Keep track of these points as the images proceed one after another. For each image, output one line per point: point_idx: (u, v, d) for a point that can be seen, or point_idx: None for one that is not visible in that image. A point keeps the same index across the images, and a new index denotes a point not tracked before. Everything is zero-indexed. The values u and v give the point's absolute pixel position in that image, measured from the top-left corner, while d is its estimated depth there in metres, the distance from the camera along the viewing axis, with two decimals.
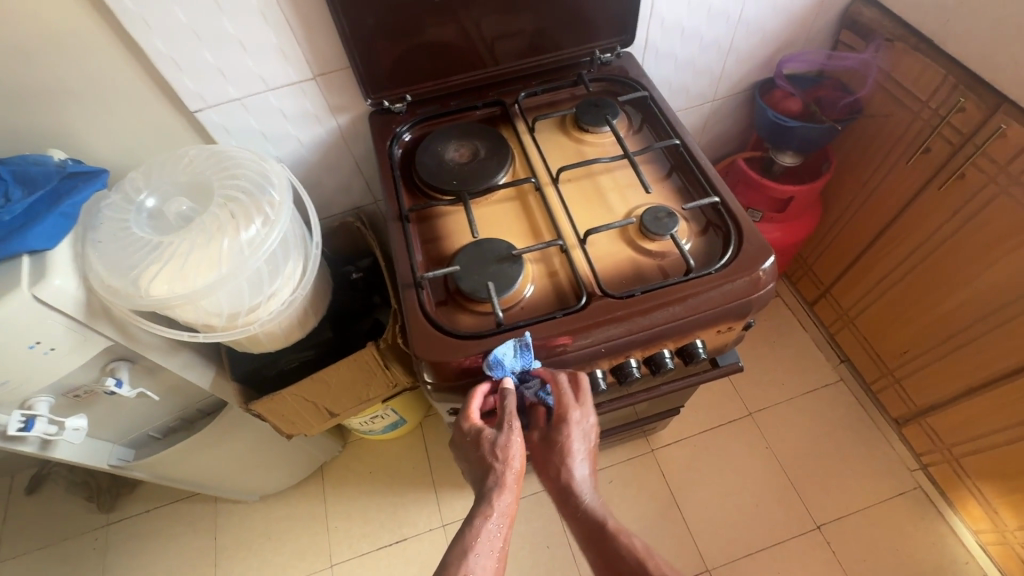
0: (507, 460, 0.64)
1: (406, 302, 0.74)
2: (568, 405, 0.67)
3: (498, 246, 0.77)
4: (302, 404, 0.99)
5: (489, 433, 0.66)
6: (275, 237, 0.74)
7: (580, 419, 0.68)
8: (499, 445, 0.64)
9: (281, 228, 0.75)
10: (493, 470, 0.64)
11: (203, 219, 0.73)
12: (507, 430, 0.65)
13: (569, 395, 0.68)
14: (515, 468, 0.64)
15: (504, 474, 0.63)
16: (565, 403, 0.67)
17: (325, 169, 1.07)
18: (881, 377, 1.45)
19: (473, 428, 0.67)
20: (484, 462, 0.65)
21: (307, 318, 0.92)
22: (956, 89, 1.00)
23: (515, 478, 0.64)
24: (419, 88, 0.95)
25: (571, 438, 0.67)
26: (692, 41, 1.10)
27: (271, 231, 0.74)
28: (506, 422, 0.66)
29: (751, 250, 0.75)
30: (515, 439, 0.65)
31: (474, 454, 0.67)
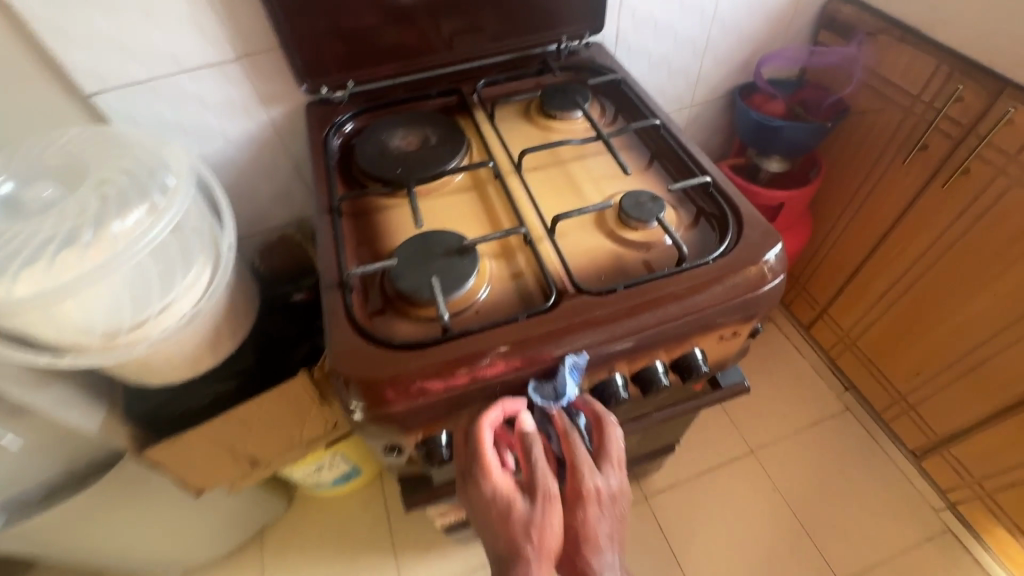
0: (542, 547, 0.47)
1: (328, 307, 0.58)
2: (588, 471, 0.50)
3: (447, 238, 0.63)
4: (214, 450, 0.80)
5: (521, 509, 0.49)
6: (163, 228, 0.59)
7: (608, 487, 0.51)
8: (534, 525, 0.48)
9: (171, 217, 0.59)
10: (523, 559, 0.47)
11: (68, 204, 0.57)
12: (542, 502, 0.48)
13: (587, 460, 0.51)
14: (551, 555, 0.47)
15: (538, 567, 0.46)
16: (583, 470, 0.50)
17: (259, 172, 0.93)
18: (892, 404, 1.31)
19: (499, 494, 0.50)
20: (511, 548, 0.48)
21: (221, 341, 0.76)
22: (952, 77, 0.92)
23: (549, 566, 0.47)
24: (363, 75, 0.83)
25: (595, 514, 0.49)
26: (666, 36, 1.02)
27: (158, 220, 0.59)
28: (539, 489, 0.49)
29: (752, 237, 0.62)
30: (554, 515, 0.48)
31: (496, 531, 0.49)
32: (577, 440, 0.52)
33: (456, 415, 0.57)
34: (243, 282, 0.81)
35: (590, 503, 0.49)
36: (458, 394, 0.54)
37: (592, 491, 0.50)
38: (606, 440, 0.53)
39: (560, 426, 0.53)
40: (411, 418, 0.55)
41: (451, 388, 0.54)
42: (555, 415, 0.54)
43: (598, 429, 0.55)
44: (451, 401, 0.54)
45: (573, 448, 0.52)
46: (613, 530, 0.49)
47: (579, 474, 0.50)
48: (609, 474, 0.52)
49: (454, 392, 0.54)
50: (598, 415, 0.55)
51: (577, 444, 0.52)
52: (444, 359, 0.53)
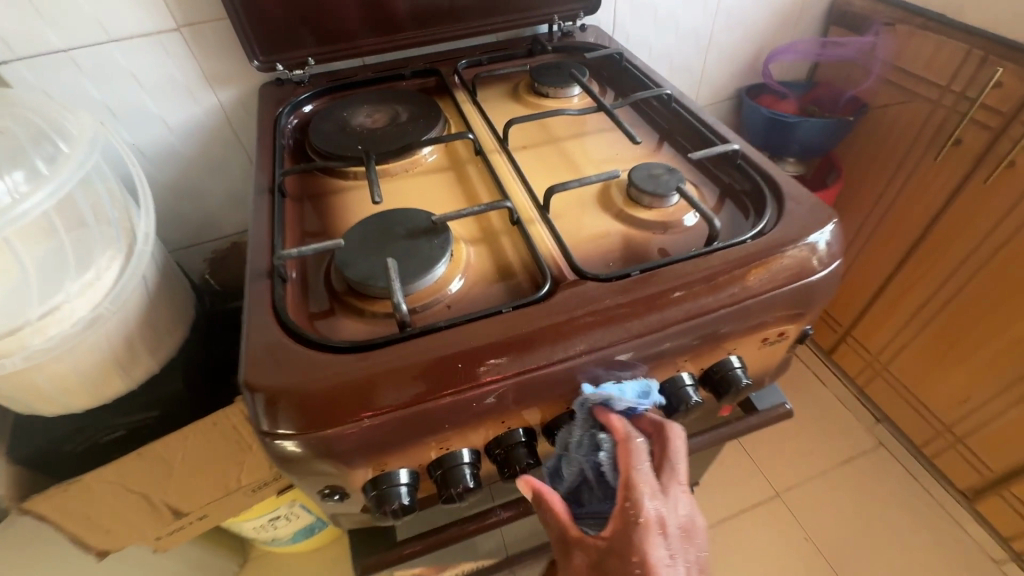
0: None
1: (250, 301, 0.44)
2: (648, 493, 0.39)
3: (414, 216, 0.49)
4: (125, 498, 0.64)
5: None
6: (46, 199, 0.46)
7: (673, 517, 0.39)
8: None
9: (57, 187, 0.47)
10: None
11: None
12: None
13: (648, 478, 0.39)
14: None
15: None
16: (643, 491, 0.38)
17: (207, 167, 0.81)
18: (935, 437, 1.16)
19: None
20: None
21: (136, 358, 0.61)
22: (986, 62, 0.83)
23: None
24: (326, 52, 0.72)
25: (660, 555, 0.37)
26: (668, 28, 0.93)
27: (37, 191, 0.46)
28: None
29: (799, 211, 0.49)
30: None
31: None
32: (641, 450, 0.40)
33: (419, 443, 0.41)
34: (174, 290, 0.67)
35: (653, 537, 0.38)
36: (420, 411, 0.39)
37: (654, 522, 0.38)
38: (672, 454, 0.41)
39: (619, 429, 0.41)
40: (355, 448, 0.39)
41: (410, 401, 0.39)
42: (613, 417, 0.42)
43: (659, 443, 0.42)
44: (411, 421, 0.39)
45: (634, 461, 0.40)
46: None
47: (636, 497, 0.38)
48: (674, 502, 0.40)
49: (415, 409, 0.39)
50: (654, 422, 0.43)
51: (639, 456, 0.40)
52: (402, 364, 0.39)
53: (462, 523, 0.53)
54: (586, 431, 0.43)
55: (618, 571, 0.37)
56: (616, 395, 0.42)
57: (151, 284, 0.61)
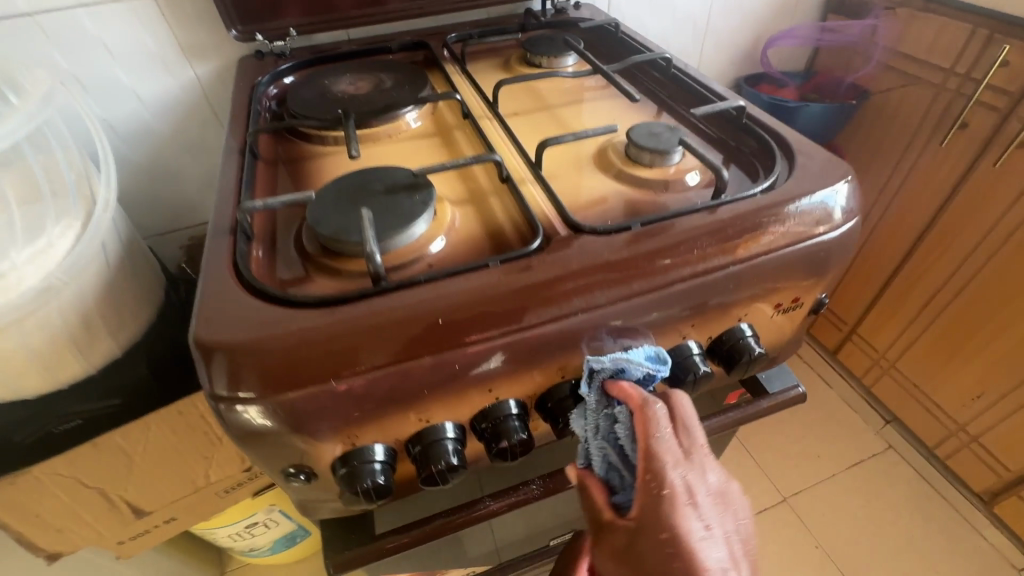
0: None
1: (208, 257, 0.39)
2: (674, 462, 0.36)
3: (395, 172, 0.46)
4: (81, 493, 0.59)
5: None
6: None
7: (701, 484, 0.36)
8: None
9: None
10: None
11: None
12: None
13: (671, 446, 0.37)
14: None
15: None
16: (666, 460, 0.36)
17: (182, 147, 0.77)
18: (948, 438, 1.11)
19: None
20: None
21: (94, 339, 0.56)
22: (992, 41, 0.81)
23: None
24: (308, 23, 0.69)
25: (690, 527, 0.35)
26: (665, 11, 0.90)
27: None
28: None
29: (811, 165, 0.45)
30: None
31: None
32: (661, 417, 0.37)
33: (394, 413, 0.37)
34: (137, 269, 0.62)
35: (681, 507, 0.35)
36: (395, 373, 0.35)
37: (680, 491, 0.36)
38: (693, 420, 0.39)
39: (634, 397, 0.38)
40: (320, 415, 0.35)
41: (382, 361, 0.35)
42: (624, 386, 0.39)
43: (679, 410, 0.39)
44: (384, 385, 0.35)
45: (653, 429, 0.37)
46: (717, 550, 0.35)
47: (660, 467, 0.36)
48: (701, 468, 0.37)
49: (388, 370, 0.35)
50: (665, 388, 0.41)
51: (660, 423, 0.37)
52: (377, 319, 0.35)
53: (449, 514, 0.48)
54: (602, 409, 0.40)
55: (645, 547, 0.35)
56: (629, 361, 0.39)
57: (111, 259, 0.56)
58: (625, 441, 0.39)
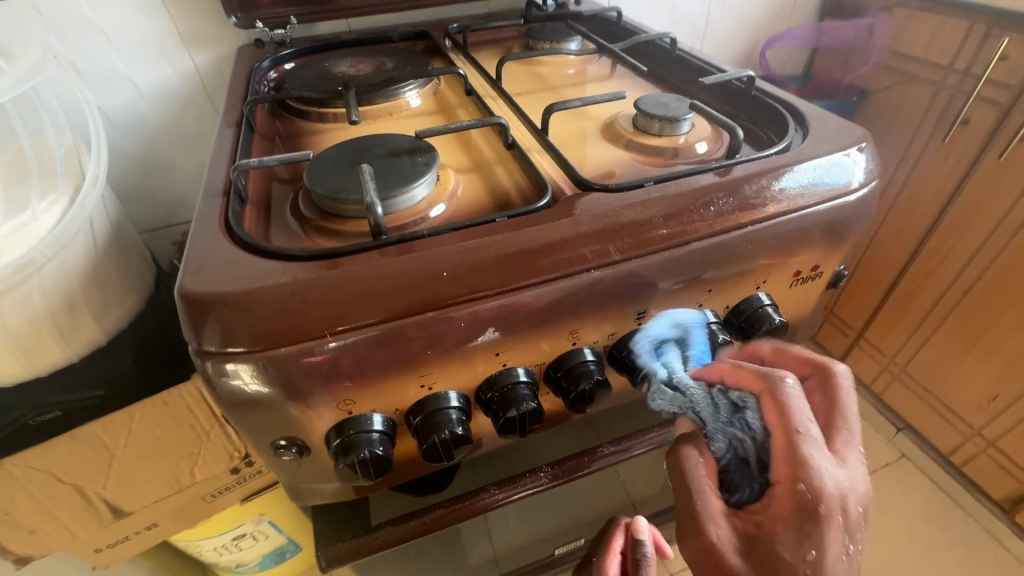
0: None
1: (199, 216, 0.37)
2: (826, 461, 0.28)
3: (397, 138, 0.44)
4: (56, 491, 0.55)
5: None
6: None
7: (850, 489, 0.28)
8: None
9: None
10: None
11: None
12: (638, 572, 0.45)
13: (818, 443, 0.29)
14: None
15: None
16: (817, 461, 0.28)
17: (178, 140, 0.75)
18: (963, 444, 1.08)
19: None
20: None
21: (77, 323, 0.53)
22: (990, 36, 0.81)
23: None
24: (310, 11, 0.69)
25: (835, 543, 0.28)
26: (664, 10, 0.90)
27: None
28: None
29: (825, 129, 0.44)
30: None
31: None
32: (800, 400, 0.30)
33: (393, 376, 0.34)
34: (124, 255, 0.60)
35: (828, 521, 0.28)
36: (396, 329, 0.32)
37: (831, 500, 0.28)
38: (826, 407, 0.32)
39: (761, 379, 0.31)
40: (314, 375, 0.32)
41: (382, 316, 0.32)
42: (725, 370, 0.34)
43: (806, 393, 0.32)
44: (383, 342, 0.33)
45: (795, 421, 0.29)
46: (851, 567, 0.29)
47: (809, 471, 0.28)
48: (850, 472, 0.29)
49: (388, 325, 0.32)
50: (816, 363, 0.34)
51: (802, 415, 0.29)
52: (378, 272, 0.33)
53: (449, 505, 0.45)
54: (718, 391, 0.34)
55: (780, 558, 0.28)
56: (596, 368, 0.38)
57: (97, 239, 0.54)
58: (756, 432, 0.31)
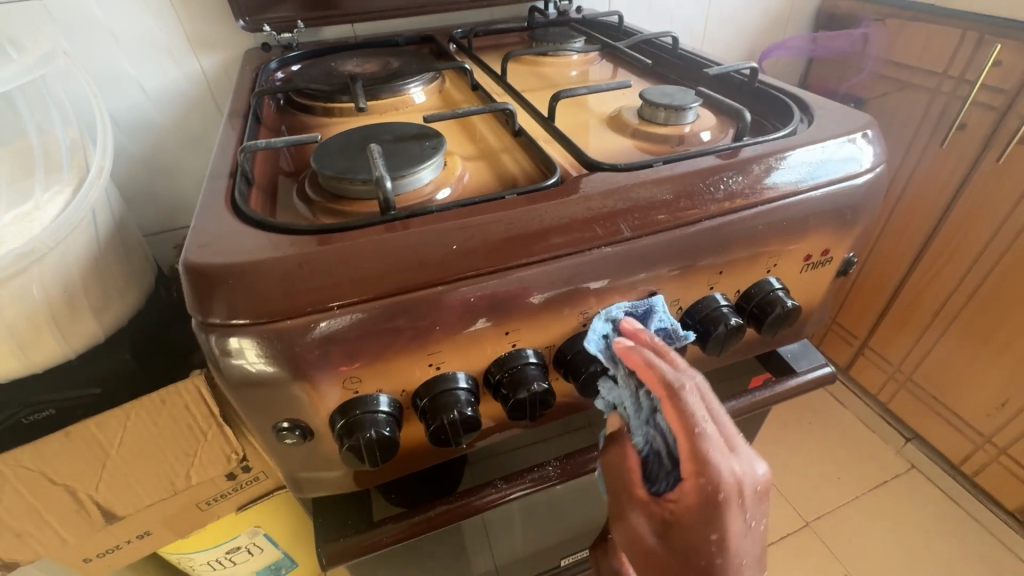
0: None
1: (206, 196, 0.37)
2: (722, 459, 0.27)
3: (404, 125, 0.44)
4: (45, 492, 0.53)
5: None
6: None
7: (749, 477, 0.28)
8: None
9: None
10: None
11: None
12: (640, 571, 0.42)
13: (716, 439, 0.28)
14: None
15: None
16: (714, 459, 0.27)
17: (183, 143, 0.75)
18: (972, 452, 1.06)
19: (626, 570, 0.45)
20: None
21: (76, 318, 0.52)
22: (983, 43, 0.83)
23: None
24: (317, 15, 0.70)
25: (738, 525, 0.28)
26: (662, 20, 0.91)
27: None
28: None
29: (830, 115, 0.45)
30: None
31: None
32: (696, 405, 0.28)
33: (401, 352, 0.33)
34: (125, 251, 0.59)
35: (729, 509, 0.27)
36: (403, 302, 0.32)
37: (730, 492, 0.27)
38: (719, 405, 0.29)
39: (659, 379, 0.29)
40: (319, 349, 0.31)
41: (390, 288, 0.32)
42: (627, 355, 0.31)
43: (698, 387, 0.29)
44: (391, 315, 0.32)
45: (692, 423, 0.28)
46: (754, 540, 0.29)
47: (710, 468, 0.27)
48: (744, 463, 0.28)
49: (396, 299, 0.32)
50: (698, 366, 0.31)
51: (698, 415, 0.28)
52: (385, 245, 0.32)
53: (452, 501, 0.43)
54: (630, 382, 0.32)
55: (691, 546, 0.28)
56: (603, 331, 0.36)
57: (98, 233, 0.53)
58: (665, 429, 0.30)
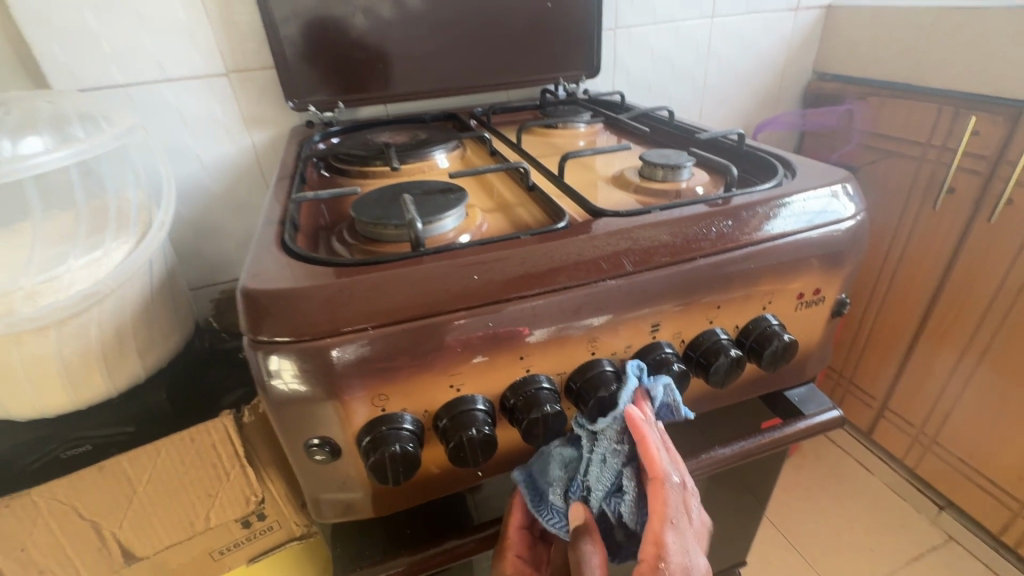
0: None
1: (260, 239, 0.43)
2: (676, 545, 0.36)
3: (431, 183, 0.51)
4: (73, 528, 0.55)
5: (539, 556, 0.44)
6: (66, 155, 0.49)
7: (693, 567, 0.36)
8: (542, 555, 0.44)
9: (77, 148, 0.50)
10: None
11: None
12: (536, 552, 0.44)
13: (677, 530, 0.36)
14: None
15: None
16: (672, 544, 0.36)
17: (230, 206, 0.83)
18: (1011, 521, 1.01)
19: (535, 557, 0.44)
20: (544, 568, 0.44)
21: (125, 355, 0.57)
22: (959, 115, 0.90)
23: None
24: (355, 98, 0.80)
25: None
26: (661, 100, 1.01)
27: (62, 147, 0.49)
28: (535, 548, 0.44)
29: (812, 171, 0.50)
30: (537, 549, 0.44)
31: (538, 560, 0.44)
32: (671, 497, 0.37)
33: (426, 372, 0.37)
34: (172, 299, 0.65)
35: None
36: (430, 326, 0.36)
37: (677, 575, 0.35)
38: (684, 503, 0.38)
39: (657, 464, 0.37)
40: (354, 369, 0.35)
41: (419, 313, 0.36)
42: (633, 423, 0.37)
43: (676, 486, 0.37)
44: (418, 338, 0.36)
45: (667, 511, 0.36)
46: None
47: (667, 552, 0.35)
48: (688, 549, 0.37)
49: (423, 323, 0.36)
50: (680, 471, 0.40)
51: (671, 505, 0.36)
52: (415, 276, 0.37)
53: (446, 543, 0.44)
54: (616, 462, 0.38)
55: None
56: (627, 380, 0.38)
57: (151, 281, 0.59)
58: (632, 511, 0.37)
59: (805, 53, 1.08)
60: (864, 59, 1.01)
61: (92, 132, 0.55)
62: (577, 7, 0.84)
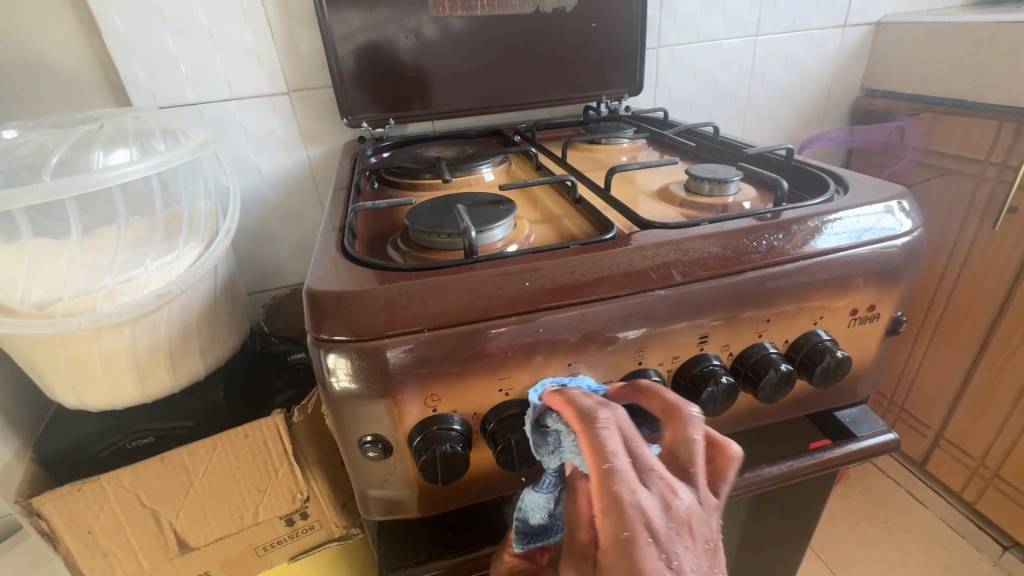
0: None
1: (321, 244, 0.46)
2: (632, 489, 0.28)
3: (481, 195, 0.52)
4: (135, 514, 0.58)
5: None
6: (149, 165, 0.53)
7: (658, 508, 0.28)
8: None
9: (160, 160, 0.54)
10: None
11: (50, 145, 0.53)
12: None
13: (625, 471, 0.28)
14: None
15: None
16: (621, 492, 0.28)
17: (287, 216, 0.88)
18: None
19: None
20: None
21: (189, 353, 0.60)
22: (1020, 133, 0.86)
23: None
24: (405, 115, 0.84)
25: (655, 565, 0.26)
26: (703, 116, 1.01)
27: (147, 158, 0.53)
28: None
29: (866, 187, 0.49)
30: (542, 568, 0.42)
31: None
32: (605, 439, 0.29)
33: (477, 375, 0.38)
34: (232, 303, 0.68)
35: (636, 544, 0.26)
36: (479, 331, 0.37)
37: (638, 524, 0.27)
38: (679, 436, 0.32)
39: (576, 415, 0.31)
40: (408, 369, 0.36)
41: (471, 318, 0.37)
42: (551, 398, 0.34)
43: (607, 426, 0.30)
44: (468, 342, 0.37)
45: (601, 454, 0.29)
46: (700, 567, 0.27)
47: (615, 504, 0.27)
48: (664, 488, 0.28)
49: (474, 327, 0.37)
50: (669, 402, 0.33)
51: (606, 450, 0.29)
52: (468, 282, 0.38)
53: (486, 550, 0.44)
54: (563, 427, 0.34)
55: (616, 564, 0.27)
56: None
57: (215, 285, 0.63)
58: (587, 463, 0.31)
59: (853, 69, 1.06)
60: (915, 75, 0.98)
61: (173, 146, 0.59)
62: (621, 26, 0.86)
